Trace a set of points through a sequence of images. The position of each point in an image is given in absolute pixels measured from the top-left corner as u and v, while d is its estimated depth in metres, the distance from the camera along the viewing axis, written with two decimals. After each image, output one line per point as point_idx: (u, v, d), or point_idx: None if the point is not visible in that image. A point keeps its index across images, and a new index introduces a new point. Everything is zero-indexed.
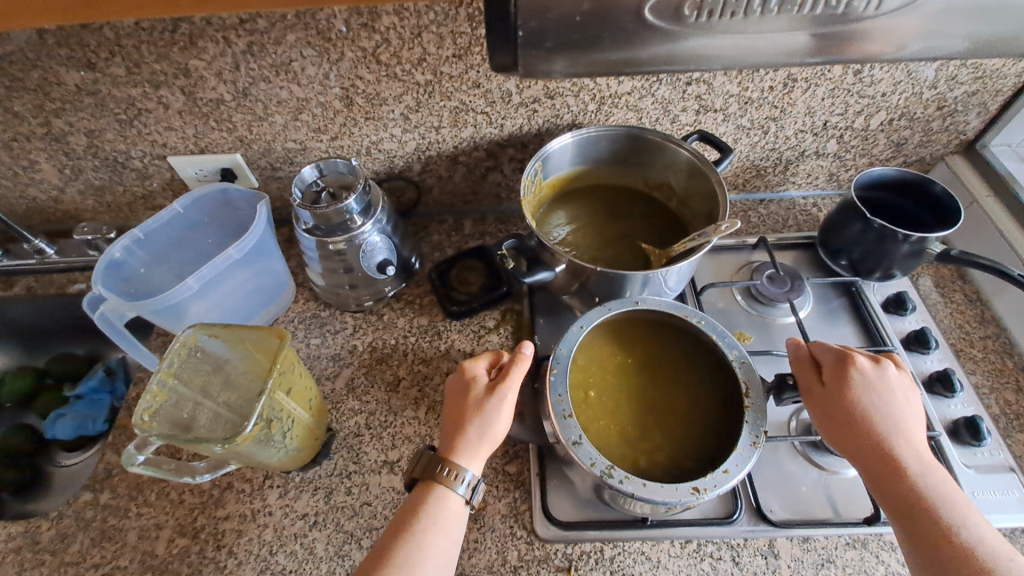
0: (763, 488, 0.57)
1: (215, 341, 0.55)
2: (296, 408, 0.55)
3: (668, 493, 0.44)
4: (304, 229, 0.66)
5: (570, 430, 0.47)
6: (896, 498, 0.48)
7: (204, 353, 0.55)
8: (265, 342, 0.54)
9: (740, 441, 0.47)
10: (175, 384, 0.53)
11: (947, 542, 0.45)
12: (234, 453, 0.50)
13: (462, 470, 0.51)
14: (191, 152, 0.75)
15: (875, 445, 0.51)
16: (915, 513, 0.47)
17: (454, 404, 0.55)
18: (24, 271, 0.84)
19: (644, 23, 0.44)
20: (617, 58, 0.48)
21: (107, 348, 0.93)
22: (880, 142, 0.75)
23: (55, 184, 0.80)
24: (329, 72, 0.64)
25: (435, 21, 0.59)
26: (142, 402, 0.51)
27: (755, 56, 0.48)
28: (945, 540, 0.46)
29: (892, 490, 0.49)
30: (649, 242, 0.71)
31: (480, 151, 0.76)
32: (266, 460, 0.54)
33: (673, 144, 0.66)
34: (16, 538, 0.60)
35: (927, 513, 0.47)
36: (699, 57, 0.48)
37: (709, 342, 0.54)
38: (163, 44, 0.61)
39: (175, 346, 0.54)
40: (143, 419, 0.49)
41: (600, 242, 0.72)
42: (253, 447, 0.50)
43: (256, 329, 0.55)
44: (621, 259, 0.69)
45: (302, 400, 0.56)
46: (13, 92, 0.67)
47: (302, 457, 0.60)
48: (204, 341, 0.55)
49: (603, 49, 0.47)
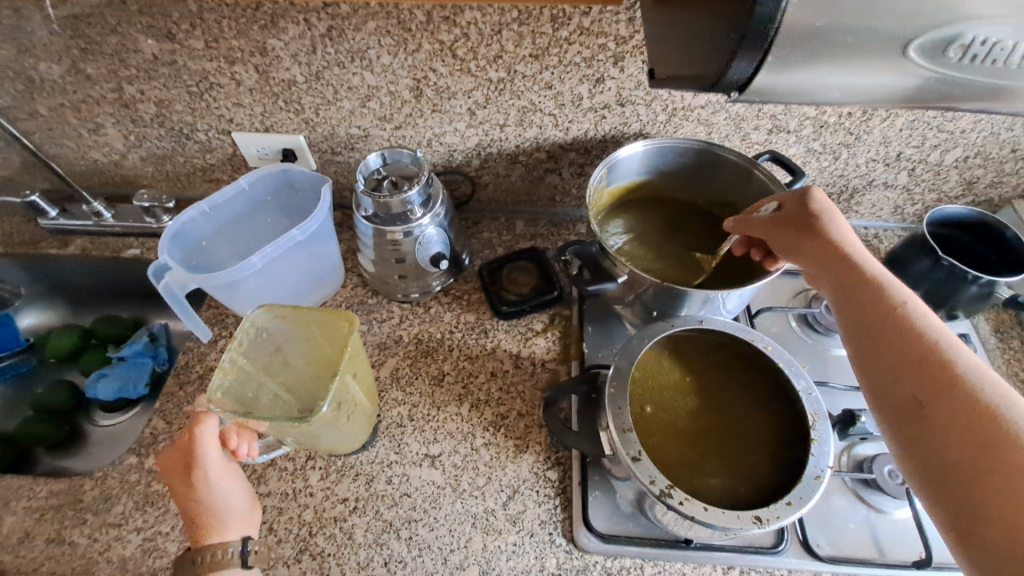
0: (810, 520, 0.56)
1: (282, 322, 0.57)
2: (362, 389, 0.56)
3: (730, 519, 0.44)
4: (363, 216, 0.67)
5: (629, 444, 0.47)
6: (883, 365, 0.43)
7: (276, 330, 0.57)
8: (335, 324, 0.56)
9: (804, 473, 0.46)
10: (242, 361, 0.54)
11: (946, 394, 0.39)
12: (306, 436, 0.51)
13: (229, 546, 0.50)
14: (256, 130, 0.76)
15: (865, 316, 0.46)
16: (901, 366, 0.42)
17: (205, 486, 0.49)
18: (80, 231, 0.86)
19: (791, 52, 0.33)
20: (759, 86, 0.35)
21: (151, 314, 0.94)
22: (951, 179, 0.73)
23: (118, 149, 0.81)
24: (403, 62, 0.64)
25: (517, 19, 0.59)
26: (214, 379, 0.52)
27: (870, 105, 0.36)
28: (941, 389, 0.39)
29: (878, 358, 0.44)
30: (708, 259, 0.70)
31: (542, 152, 0.75)
32: (327, 442, 0.54)
33: (746, 164, 0.65)
34: (61, 495, 0.61)
35: (917, 366, 0.41)
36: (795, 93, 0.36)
37: (774, 370, 0.54)
38: (243, 21, 0.62)
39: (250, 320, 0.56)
40: (216, 394, 0.51)
41: (659, 254, 0.71)
42: (322, 432, 0.51)
43: (327, 310, 0.56)
44: (680, 274, 0.68)
45: (364, 387, 0.57)
46: (90, 56, 0.68)
47: (354, 441, 0.60)
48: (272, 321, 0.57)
49: (775, 73, 0.34)
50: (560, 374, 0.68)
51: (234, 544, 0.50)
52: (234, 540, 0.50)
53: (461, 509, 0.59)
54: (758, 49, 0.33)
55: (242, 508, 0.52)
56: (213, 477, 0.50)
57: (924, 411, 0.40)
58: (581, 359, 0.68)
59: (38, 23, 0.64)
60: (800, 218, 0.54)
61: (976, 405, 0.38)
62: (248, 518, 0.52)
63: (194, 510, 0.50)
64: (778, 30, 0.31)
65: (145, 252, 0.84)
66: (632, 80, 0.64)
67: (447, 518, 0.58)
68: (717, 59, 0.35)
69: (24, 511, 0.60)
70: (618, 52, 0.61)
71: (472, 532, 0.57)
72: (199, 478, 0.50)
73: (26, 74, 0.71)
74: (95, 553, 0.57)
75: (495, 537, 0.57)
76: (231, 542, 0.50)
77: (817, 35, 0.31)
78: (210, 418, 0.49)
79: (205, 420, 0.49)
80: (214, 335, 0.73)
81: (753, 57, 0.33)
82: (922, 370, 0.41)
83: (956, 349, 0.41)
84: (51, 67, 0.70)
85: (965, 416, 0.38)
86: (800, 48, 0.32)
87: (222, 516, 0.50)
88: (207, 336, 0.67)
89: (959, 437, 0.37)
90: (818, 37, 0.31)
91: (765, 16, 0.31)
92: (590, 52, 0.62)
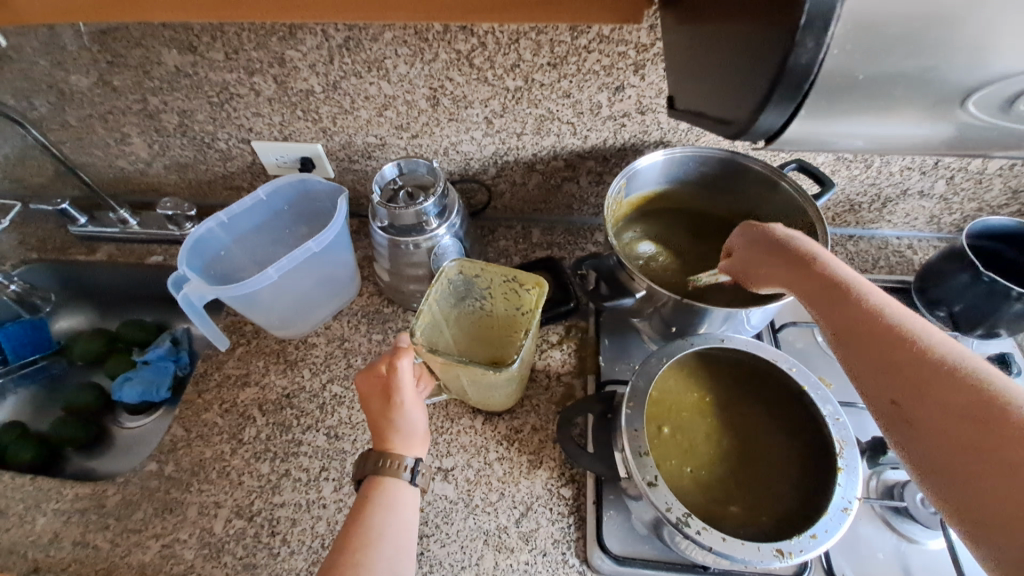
0: (835, 549, 0.54)
1: (469, 278, 0.63)
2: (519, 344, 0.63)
3: (749, 552, 0.42)
4: (378, 227, 0.66)
5: (645, 469, 0.46)
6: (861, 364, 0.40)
7: (460, 282, 0.63)
8: (518, 284, 0.61)
9: (830, 504, 0.44)
10: (432, 306, 0.60)
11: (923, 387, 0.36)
12: (479, 384, 0.58)
13: (402, 458, 0.52)
14: (275, 139, 0.76)
15: (846, 318, 0.43)
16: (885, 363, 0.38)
17: (378, 401, 0.54)
18: (106, 238, 0.88)
19: (829, 107, 0.29)
20: (791, 136, 0.32)
21: (175, 319, 0.95)
22: (994, 188, 0.69)
23: (143, 157, 0.83)
24: (419, 71, 0.64)
25: (535, 28, 0.58)
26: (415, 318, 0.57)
27: (894, 146, 0.34)
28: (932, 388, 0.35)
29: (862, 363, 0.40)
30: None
31: (559, 160, 0.74)
32: (498, 393, 0.60)
33: (774, 176, 0.63)
34: (84, 499, 0.63)
35: (892, 366, 0.38)
36: (823, 139, 0.33)
37: (799, 392, 0.52)
38: (262, 33, 0.62)
39: (445, 271, 0.61)
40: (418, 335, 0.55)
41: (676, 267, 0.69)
42: (502, 386, 0.57)
43: (516, 272, 0.61)
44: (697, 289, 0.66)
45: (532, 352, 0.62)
46: (115, 68, 0.69)
47: (503, 403, 0.64)
48: (459, 276, 0.63)
49: (805, 123, 0.30)
50: (575, 389, 0.67)
51: (410, 461, 0.52)
52: (410, 458, 0.53)
53: (473, 525, 0.58)
54: (789, 104, 0.29)
55: (421, 432, 0.55)
56: (403, 401, 0.53)
57: (905, 411, 0.36)
58: (597, 373, 0.66)
59: (68, 38, 0.66)
60: (761, 244, 0.53)
61: (971, 400, 0.33)
62: (421, 442, 0.55)
63: (379, 424, 0.53)
64: (816, 80, 0.27)
65: (169, 259, 0.86)
66: (652, 88, 0.62)
67: (459, 534, 0.58)
68: (745, 105, 0.31)
69: (51, 514, 0.62)
70: (639, 59, 0.60)
71: (483, 550, 0.57)
72: (390, 398, 0.53)
73: (57, 87, 0.73)
74: (116, 558, 0.58)
75: (507, 556, 0.56)
76: (407, 459, 0.52)
77: (857, 86, 0.28)
78: (407, 350, 0.53)
79: (405, 352, 0.53)
80: (233, 342, 0.74)
81: (785, 109, 0.29)
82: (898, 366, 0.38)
83: (926, 336, 0.38)
84: (80, 80, 0.71)
85: (946, 405, 0.34)
86: (836, 99, 0.29)
87: (402, 434, 0.53)
88: (225, 345, 0.69)
89: (944, 435, 0.34)
90: (859, 88, 0.28)
91: (800, 72, 0.27)
92: (610, 60, 0.60)
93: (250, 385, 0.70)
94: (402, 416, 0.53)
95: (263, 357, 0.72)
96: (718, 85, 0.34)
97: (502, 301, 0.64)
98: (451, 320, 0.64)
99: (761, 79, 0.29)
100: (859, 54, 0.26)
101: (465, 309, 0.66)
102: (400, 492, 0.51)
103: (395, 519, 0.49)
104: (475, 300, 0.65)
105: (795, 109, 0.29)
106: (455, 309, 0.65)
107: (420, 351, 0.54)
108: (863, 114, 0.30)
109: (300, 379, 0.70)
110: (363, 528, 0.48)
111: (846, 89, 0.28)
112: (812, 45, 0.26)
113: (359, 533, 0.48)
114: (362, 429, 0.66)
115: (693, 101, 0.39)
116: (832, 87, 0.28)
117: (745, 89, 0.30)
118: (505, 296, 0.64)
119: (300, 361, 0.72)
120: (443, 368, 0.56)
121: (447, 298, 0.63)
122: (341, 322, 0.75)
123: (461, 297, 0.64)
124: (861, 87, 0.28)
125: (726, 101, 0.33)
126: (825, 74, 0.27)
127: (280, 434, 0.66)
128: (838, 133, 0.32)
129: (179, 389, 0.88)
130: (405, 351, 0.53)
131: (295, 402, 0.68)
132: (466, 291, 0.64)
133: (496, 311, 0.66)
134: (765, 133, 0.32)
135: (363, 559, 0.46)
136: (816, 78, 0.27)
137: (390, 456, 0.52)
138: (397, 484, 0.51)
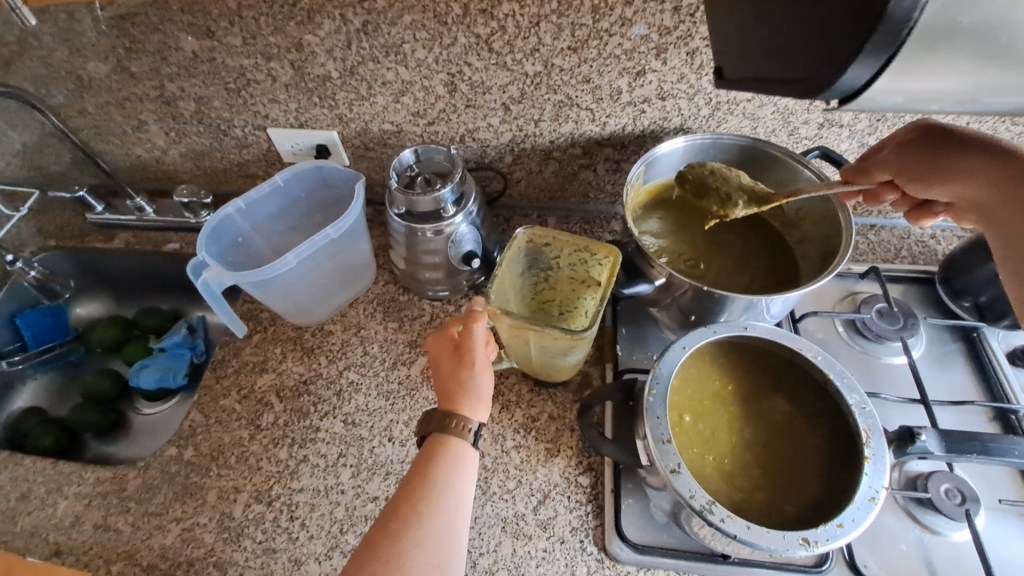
0: (856, 540, 0.53)
1: (537, 246, 0.62)
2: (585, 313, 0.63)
3: (775, 540, 0.42)
4: (395, 213, 0.65)
5: (668, 456, 0.45)
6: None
7: (529, 251, 0.62)
8: (589, 254, 0.60)
9: (858, 493, 0.43)
10: (504, 270, 0.60)
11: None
12: (547, 351, 0.58)
13: (469, 421, 0.52)
14: (291, 126, 0.76)
15: None
16: None
17: (449, 363, 0.54)
18: (124, 225, 0.89)
19: (918, 63, 0.28)
20: (880, 96, 0.30)
21: (190, 306, 0.96)
22: None
23: (159, 145, 0.83)
24: (437, 56, 0.63)
25: (557, 10, 0.57)
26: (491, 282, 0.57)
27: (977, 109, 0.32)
28: None
29: None
30: (748, 263, 0.67)
31: (577, 148, 0.73)
32: (562, 361, 0.59)
33: (794, 160, 0.63)
34: (105, 483, 0.63)
35: None
36: (908, 102, 0.31)
37: (823, 381, 0.51)
38: (281, 18, 0.62)
39: (516, 238, 0.60)
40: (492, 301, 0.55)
41: (697, 253, 0.68)
42: (571, 352, 0.57)
43: (588, 241, 0.60)
44: (719, 277, 0.65)
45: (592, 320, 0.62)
46: (132, 54, 0.69)
47: (563, 373, 0.64)
48: (529, 244, 0.62)
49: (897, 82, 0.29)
50: (593, 377, 0.66)
51: (474, 424, 0.52)
52: (475, 421, 0.52)
53: (491, 512, 0.58)
54: (881, 56, 0.27)
55: (487, 397, 0.54)
56: (476, 362, 0.53)
57: None
58: (615, 362, 0.66)
59: (86, 24, 0.66)
60: (942, 141, 0.50)
61: None
62: (487, 408, 0.54)
63: (448, 385, 0.53)
64: (915, 27, 0.26)
65: (185, 247, 0.86)
66: (674, 73, 0.61)
67: (477, 520, 0.58)
68: (825, 64, 0.29)
69: (73, 497, 0.63)
70: (661, 43, 0.59)
71: (501, 536, 0.57)
72: (461, 358, 0.53)
73: (75, 74, 0.73)
74: (138, 540, 0.59)
75: (525, 542, 0.56)
76: (472, 422, 0.52)
77: (958, 32, 0.27)
78: (482, 314, 0.54)
79: (478, 316, 0.54)
80: (250, 329, 0.75)
81: (874, 62, 0.28)
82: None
83: None
84: (98, 66, 0.71)
85: None
86: (933, 50, 0.27)
87: (470, 398, 0.52)
88: (241, 331, 0.69)
89: None
90: (958, 38, 0.27)
91: (900, 15, 0.26)
92: (630, 44, 0.59)
93: (267, 371, 0.70)
94: (470, 378, 0.53)
95: (279, 344, 0.73)
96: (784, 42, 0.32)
97: (567, 271, 0.64)
98: (517, 287, 0.64)
99: (851, 31, 0.27)
100: None
101: (529, 278, 0.66)
102: (463, 452, 0.51)
103: (456, 476, 0.49)
104: (541, 269, 0.65)
105: (885, 63, 0.28)
106: (523, 276, 0.65)
107: (493, 315, 0.54)
108: (955, 69, 0.28)
109: (317, 365, 0.70)
110: (427, 480, 0.48)
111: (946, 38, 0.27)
112: None
113: (422, 483, 0.48)
114: (379, 416, 0.66)
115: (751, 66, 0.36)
116: (935, 35, 0.26)
117: (830, 45, 0.29)
118: (571, 266, 0.63)
119: (317, 348, 0.72)
120: (513, 331, 0.56)
121: (517, 265, 0.63)
122: (357, 309, 0.75)
123: (529, 264, 0.64)
124: (963, 33, 0.27)
125: (800, 58, 0.32)
126: (927, 22, 0.26)
127: (298, 421, 0.66)
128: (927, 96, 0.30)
129: (195, 377, 0.89)
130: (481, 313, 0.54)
131: (312, 389, 0.68)
132: (534, 258, 0.64)
133: (558, 283, 0.65)
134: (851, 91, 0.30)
135: (424, 511, 0.46)
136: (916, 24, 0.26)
137: (457, 417, 0.51)
138: (461, 445, 0.51)
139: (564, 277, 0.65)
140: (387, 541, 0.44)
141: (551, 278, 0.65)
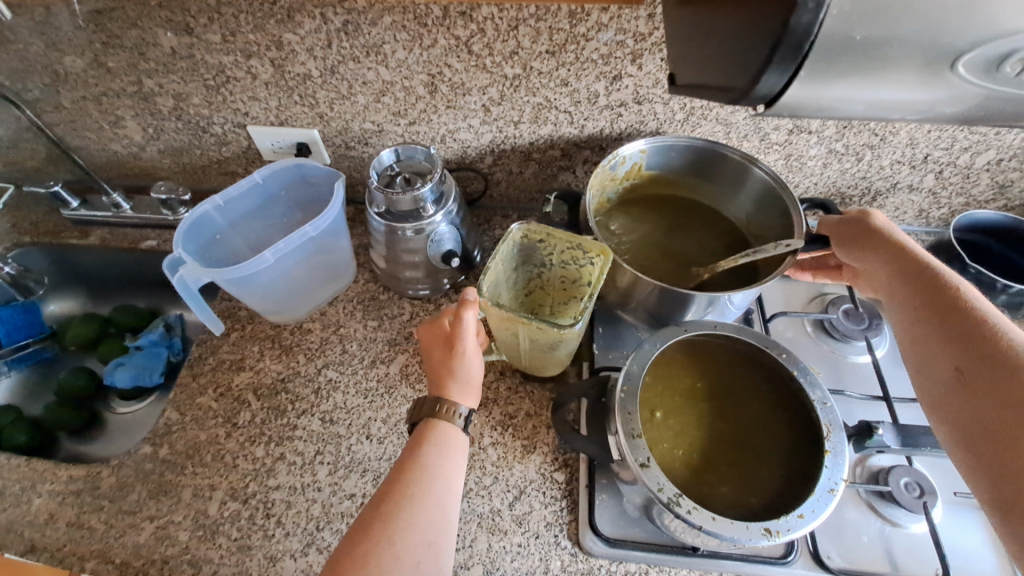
0: (820, 532, 0.55)
1: (531, 242, 0.63)
2: (576, 309, 0.63)
3: (738, 530, 0.43)
4: (375, 213, 0.66)
5: (638, 451, 0.47)
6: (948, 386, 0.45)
7: (524, 247, 0.63)
8: (582, 253, 0.60)
9: (817, 485, 0.45)
10: (498, 265, 0.60)
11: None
12: (538, 344, 0.59)
13: (458, 407, 0.53)
14: (271, 124, 0.76)
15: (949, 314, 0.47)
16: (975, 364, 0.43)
17: (441, 350, 0.55)
18: (99, 221, 0.88)
19: (825, 72, 0.31)
20: (800, 100, 0.34)
21: (169, 305, 0.95)
22: (981, 182, 0.71)
23: (137, 141, 0.82)
24: (418, 57, 0.64)
25: (534, 14, 0.58)
26: (485, 275, 0.57)
27: (893, 114, 0.35)
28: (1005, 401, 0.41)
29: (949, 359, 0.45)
30: (703, 259, 0.69)
31: (556, 149, 0.74)
32: (554, 354, 0.60)
33: (749, 162, 0.65)
34: (77, 481, 0.62)
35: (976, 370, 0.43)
36: (822, 106, 0.35)
37: (788, 378, 0.53)
38: (260, 16, 0.62)
39: (511, 234, 0.61)
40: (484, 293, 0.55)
41: (654, 251, 0.70)
42: (563, 345, 0.58)
43: (581, 240, 0.59)
44: (672, 273, 0.67)
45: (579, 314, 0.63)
46: (109, 48, 0.68)
47: (552, 367, 0.64)
48: (524, 240, 0.62)
49: (810, 86, 0.32)
50: (569, 374, 0.67)
51: (464, 410, 0.53)
52: (465, 407, 0.53)
53: (467, 508, 0.59)
54: (789, 65, 0.31)
55: (476, 383, 0.55)
56: (466, 351, 0.54)
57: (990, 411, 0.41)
58: (591, 360, 0.67)
59: (62, 17, 0.65)
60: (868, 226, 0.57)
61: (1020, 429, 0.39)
62: (476, 394, 0.55)
63: (439, 372, 0.55)
64: (816, 39, 0.29)
65: (163, 244, 0.86)
66: (650, 78, 0.63)
67: None
68: (746, 70, 0.33)
69: (46, 495, 0.62)
70: (636, 49, 0.60)
71: (477, 532, 0.57)
72: (452, 347, 0.54)
73: (51, 68, 0.72)
74: (111, 539, 0.58)
75: (501, 537, 0.57)
76: (461, 407, 0.53)
77: (855, 46, 0.30)
78: (473, 304, 0.54)
79: (469, 306, 0.54)
80: (227, 327, 0.74)
81: (784, 71, 0.31)
82: (1005, 437, 0.40)
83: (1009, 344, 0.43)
84: (75, 61, 0.71)
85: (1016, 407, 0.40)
86: (834, 61, 0.30)
87: (459, 385, 0.54)
88: (218, 329, 0.68)
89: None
90: (855, 50, 0.30)
91: (801, 28, 0.29)
92: (607, 49, 0.60)
93: (244, 369, 0.70)
94: (461, 365, 0.54)
95: (257, 343, 0.73)
96: (721, 50, 0.35)
97: (560, 267, 0.64)
98: (510, 281, 0.65)
99: (763, 41, 0.31)
100: (856, 14, 0.28)
101: (523, 272, 0.66)
102: (452, 437, 0.52)
103: (447, 460, 0.50)
104: (535, 264, 0.65)
105: (794, 72, 0.31)
106: (517, 270, 0.66)
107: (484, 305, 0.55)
108: (856, 80, 0.32)
109: (296, 364, 0.70)
110: (416, 463, 0.49)
111: (845, 50, 0.30)
112: (813, 6, 0.28)
113: (415, 465, 0.49)
114: (357, 414, 0.66)
115: (695, 71, 0.40)
116: (840, 46, 0.30)
117: (748, 53, 0.33)
118: (563, 263, 0.63)
119: (295, 346, 0.72)
120: (505, 324, 0.56)
121: (511, 260, 0.63)
122: (337, 308, 0.75)
123: (523, 259, 0.65)
124: (860, 47, 0.30)
125: (730, 68, 0.35)
126: (825, 35, 0.29)
127: (275, 419, 0.66)
128: (840, 99, 0.34)
129: (171, 376, 0.88)
130: (474, 305, 0.54)
131: (290, 387, 0.68)
132: (529, 254, 0.64)
133: (551, 278, 0.66)
134: (771, 95, 0.34)
135: (416, 493, 0.47)
136: (817, 37, 0.29)
137: (445, 402, 0.52)
138: (451, 430, 0.52)
139: (558, 274, 0.66)
140: (378, 522, 0.44)
141: (545, 275, 0.66)
